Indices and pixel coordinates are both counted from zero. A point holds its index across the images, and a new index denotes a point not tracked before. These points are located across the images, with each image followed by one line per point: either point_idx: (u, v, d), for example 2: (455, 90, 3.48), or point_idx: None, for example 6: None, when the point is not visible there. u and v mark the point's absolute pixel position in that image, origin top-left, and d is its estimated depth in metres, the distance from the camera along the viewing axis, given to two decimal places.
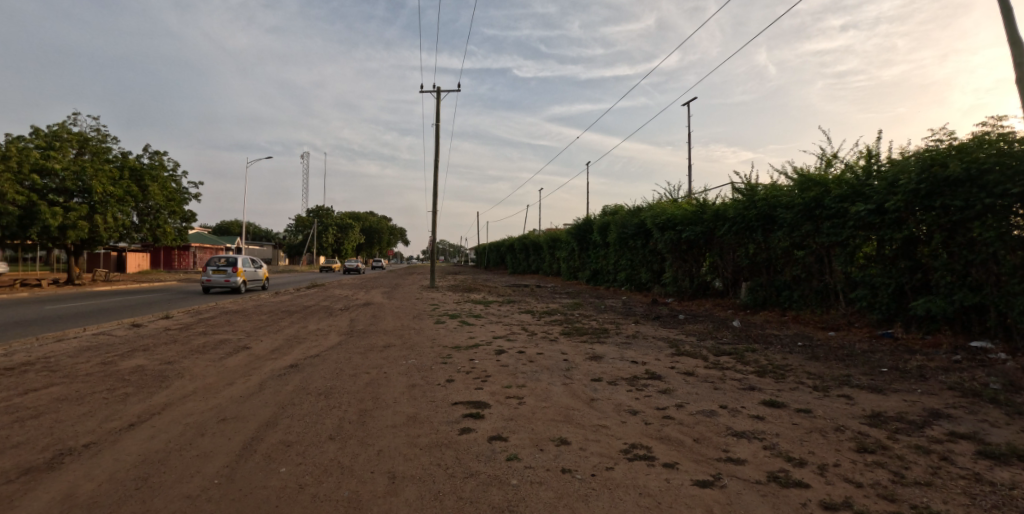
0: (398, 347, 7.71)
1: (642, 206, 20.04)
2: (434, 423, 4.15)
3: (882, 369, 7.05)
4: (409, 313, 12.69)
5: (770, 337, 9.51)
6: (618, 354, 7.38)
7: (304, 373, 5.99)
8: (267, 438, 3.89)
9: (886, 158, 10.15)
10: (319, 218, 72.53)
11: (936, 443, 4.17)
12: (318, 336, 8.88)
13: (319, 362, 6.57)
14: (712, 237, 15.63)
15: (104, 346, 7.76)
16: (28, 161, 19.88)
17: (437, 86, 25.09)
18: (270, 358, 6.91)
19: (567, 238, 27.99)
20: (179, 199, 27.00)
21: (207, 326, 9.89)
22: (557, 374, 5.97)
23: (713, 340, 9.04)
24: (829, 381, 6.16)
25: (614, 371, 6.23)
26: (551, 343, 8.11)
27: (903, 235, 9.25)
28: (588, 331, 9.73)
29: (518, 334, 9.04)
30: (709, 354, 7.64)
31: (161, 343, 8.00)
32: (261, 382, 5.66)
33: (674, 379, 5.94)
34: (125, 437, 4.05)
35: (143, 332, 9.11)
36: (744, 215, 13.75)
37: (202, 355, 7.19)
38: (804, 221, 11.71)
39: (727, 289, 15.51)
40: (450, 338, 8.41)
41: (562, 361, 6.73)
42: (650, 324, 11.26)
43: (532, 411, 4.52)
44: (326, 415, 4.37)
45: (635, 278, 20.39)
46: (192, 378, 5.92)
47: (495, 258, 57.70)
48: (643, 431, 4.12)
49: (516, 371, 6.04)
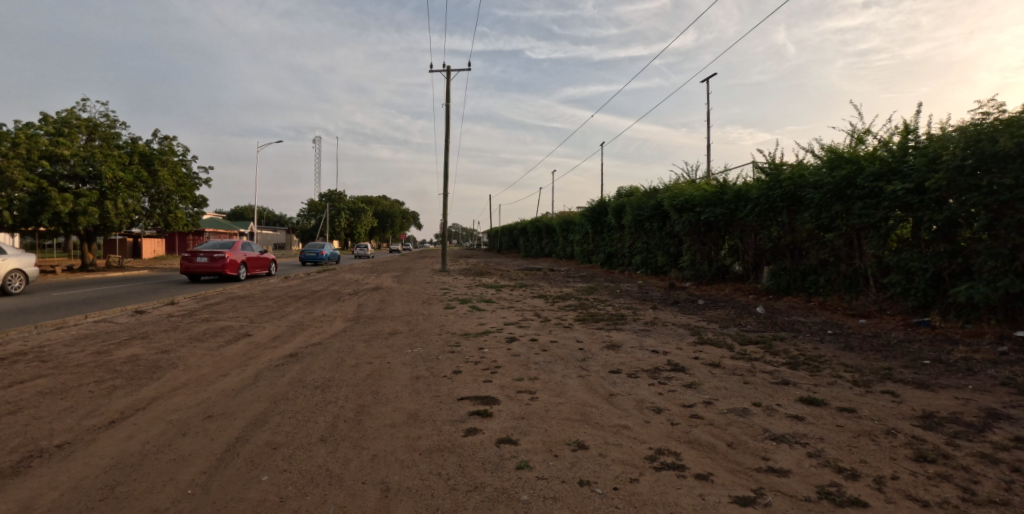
0: (404, 333, 7.38)
1: (659, 187, 19.35)
2: (436, 423, 3.76)
3: (923, 360, 6.56)
4: (418, 297, 12.37)
5: (797, 324, 9.02)
6: (637, 342, 6.94)
7: (303, 363, 5.64)
8: (252, 438, 3.54)
9: (925, 134, 9.45)
10: (332, 203, 72.73)
11: (1002, 450, 3.68)
12: (322, 322, 8.59)
13: (320, 350, 6.26)
14: (733, 218, 14.99)
15: (103, 334, 7.55)
16: (38, 148, 19.80)
17: (447, 66, 24.45)
18: (271, 346, 6.61)
19: (581, 221, 27.42)
20: (189, 184, 26.90)
21: (211, 313, 9.60)
22: (572, 365, 5.56)
23: (737, 327, 8.54)
24: (869, 375, 5.68)
25: (634, 362, 5.80)
26: (565, 330, 7.71)
27: (943, 216, 8.61)
28: (604, 317, 9.27)
29: (531, 320, 8.63)
30: (735, 343, 7.16)
31: (161, 331, 7.74)
32: (257, 373, 5.33)
33: (699, 371, 5.50)
34: (102, 437, 3.75)
35: (146, 318, 8.91)
36: (768, 195, 13.03)
37: (200, 343, 6.90)
38: (834, 202, 11.02)
39: (748, 273, 14.90)
40: (459, 325, 8.04)
41: (578, 350, 6.30)
42: (668, 309, 10.78)
43: (546, 409, 4.10)
44: (321, 411, 4.02)
45: (651, 261, 19.75)
46: (188, 368, 5.65)
47: (506, 241, 57.15)
48: (670, 433, 3.71)
49: (528, 361, 5.64)
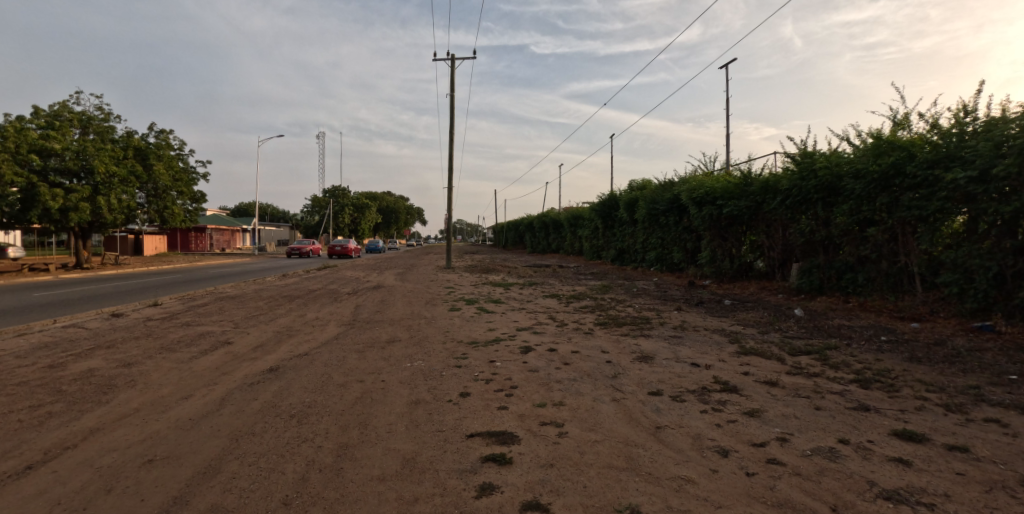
0: (404, 341, 6.48)
1: (676, 180, 18.37)
2: (438, 475, 2.85)
3: (1009, 374, 5.62)
4: (420, 298, 11.46)
5: (844, 329, 8.07)
6: (670, 353, 6.01)
7: (283, 381, 4.74)
8: (193, 501, 2.65)
9: (985, 116, 8.44)
10: (335, 199, 72.22)
11: None
12: (313, 327, 7.71)
13: (304, 364, 5.37)
14: (758, 212, 13.99)
15: (65, 342, 6.67)
16: (27, 142, 18.95)
17: (451, 55, 23.50)
18: (249, 358, 5.71)
19: (590, 216, 26.49)
20: (186, 179, 26.13)
21: (194, 316, 8.71)
22: (602, 383, 4.65)
23: (778, 333, 7.61)
24: (958, 397, 4.74)
25: (675, 380, 4.89)
26: (586, 336, 6.79)
27: (1011, 208, 7.61)
28: (627, 320, 8.35)
29: (546, 325, 7.69)
30: (784, 355, 6.23)
31: (133, 339, 6.84)
32: (224, 395, 4.45)
33: (757, 393, 4.58)
34: (3, 492, 2.87)
35: (120, 322, 8.05)
36: (799, 186, 12.00)
37: (171, 354, 6.03)
38: (878, 193, 9.99)
39: (773, 270, 13.90)
40: (466, 330, 7.15)
41: (605, 364, 5.37)
42: (695, 311, 9.84)
43: (581, 452, 3.20)
44: (291, 455, 3.12)
45: (666, 257, 18.75)
46: (146, 388, 4.77)
47: (512, 237, 56.39)
48: (750, 490, 2.79)
49: (548, 378, 4.73)
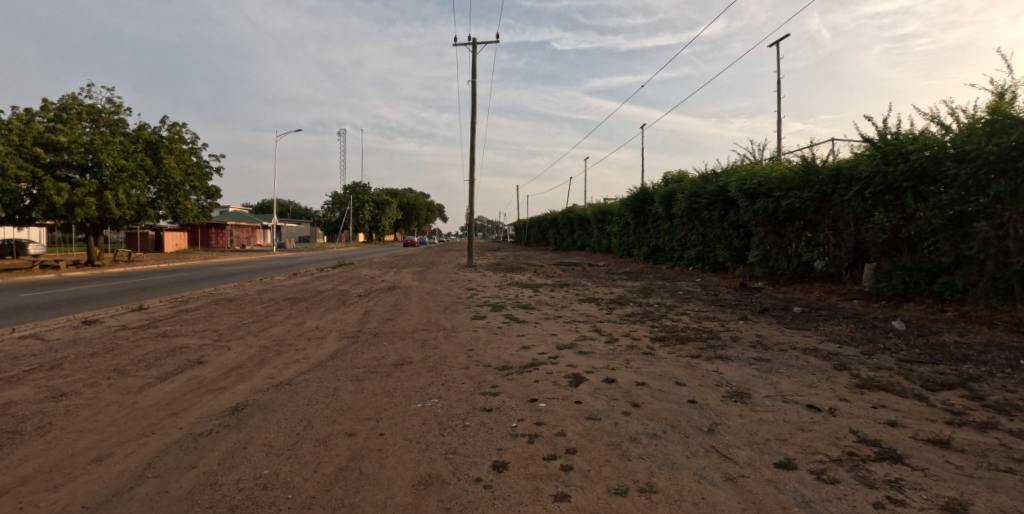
0: (416, 365, 5.06)
1: (721, 170, 16.69)
2: None
3: None
4: (439, 302, 10.09)
5: (967, 349, 6.41)
6: (768, 387, 4.48)
7: (243, 434, 3.35)
8: None
9: None
10: (356, 196, 72.00)
11: None
12: (308, 341, 6.35)
13: (280, 401, 3.99)
14: (823, 205, 12.26)
15: (6, 360, 5.47)
16: (33, 135, 18.11)
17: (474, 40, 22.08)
18: (214, 391, 4.35)
19: (620, 211, 24.93)
20: (197, 173, 25.51)
21: (175, 325, 7.46)
22: (699, 445, 3.16)
23: (888, 355, 5.96)
24: None
25: (800, 437, 3.37)
26: (648, 360, 5.29)
27: None
28: (688, 334, 6.85)
29: (593, 340, 6.22)
30: (921, 391, 4.62)
31: (89, 356, 5.59)
32: (151, 459, 3.07)
33: (936, 468, 3.03)
34: None
35: (86, 333, 6.82)
36: (881, 173, 10.25)
37: (122, 380, 4.74)
38: (990, 179, 8.23)
39: (840, 271, 12.16)
40: (494, 348, 5.76)
41: (689, 406, 3.87)
42: (764, 321, 8.26)
43: None
44: None
45: (708, 256, 17.11)
46: (59, 439, 3.43)
47: (534, 233, 54.99)
48: None
49: (618, 435, 3.26)
